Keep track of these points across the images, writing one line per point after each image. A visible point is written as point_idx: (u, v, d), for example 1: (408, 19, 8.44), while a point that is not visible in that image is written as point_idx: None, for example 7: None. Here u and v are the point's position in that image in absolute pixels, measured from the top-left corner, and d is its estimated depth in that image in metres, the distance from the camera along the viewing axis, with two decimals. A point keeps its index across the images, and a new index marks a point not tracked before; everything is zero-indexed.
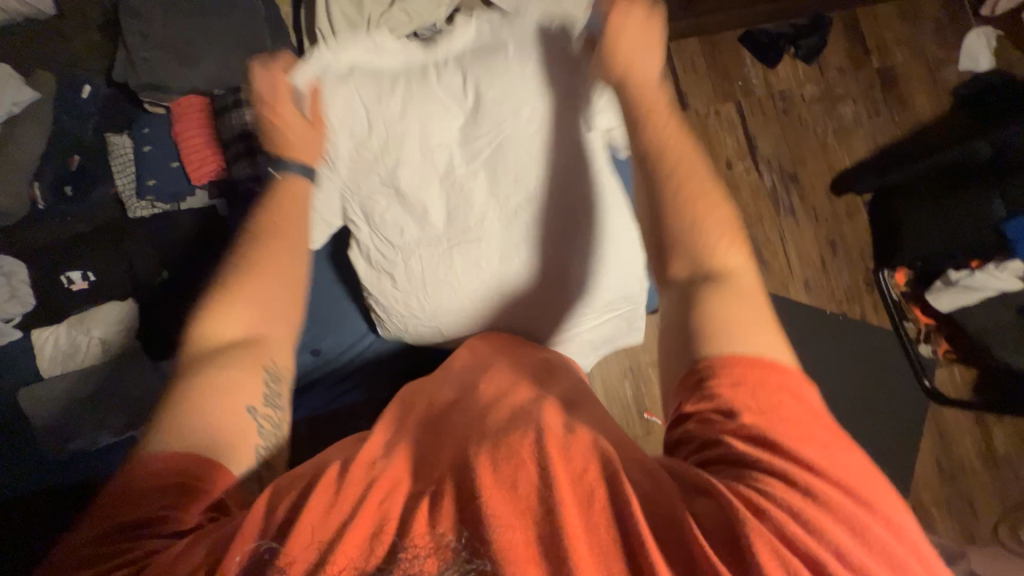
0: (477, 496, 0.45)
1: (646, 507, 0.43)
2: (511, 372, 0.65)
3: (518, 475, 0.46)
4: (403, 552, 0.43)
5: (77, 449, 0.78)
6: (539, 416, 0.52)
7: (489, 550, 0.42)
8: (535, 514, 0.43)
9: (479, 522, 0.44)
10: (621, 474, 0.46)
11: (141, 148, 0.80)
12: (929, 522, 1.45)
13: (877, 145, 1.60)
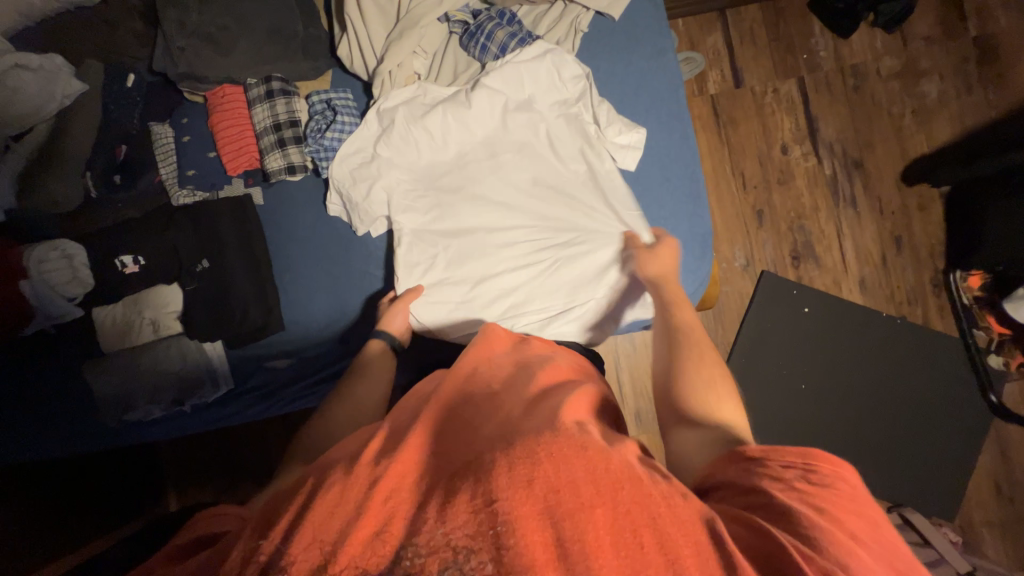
0: (492, 492, 0.41)
1: (673, 523, 0.40)
2: (534, 377, 0.63)
3: (541, 474, 0.42)
4: (405, 549, 0.39)
5: (135, 418, 0.86)
6: (562, 423, 0.51)
7: (490, 549, 0.38)
8: (553, 515, 0.40)
9: (489, 520, 0.40)
10: (645, 484, 0.43)
11: (181, 138, 0.85)
12: (978, 543, 1.36)
13: (965, 128, 1.40)
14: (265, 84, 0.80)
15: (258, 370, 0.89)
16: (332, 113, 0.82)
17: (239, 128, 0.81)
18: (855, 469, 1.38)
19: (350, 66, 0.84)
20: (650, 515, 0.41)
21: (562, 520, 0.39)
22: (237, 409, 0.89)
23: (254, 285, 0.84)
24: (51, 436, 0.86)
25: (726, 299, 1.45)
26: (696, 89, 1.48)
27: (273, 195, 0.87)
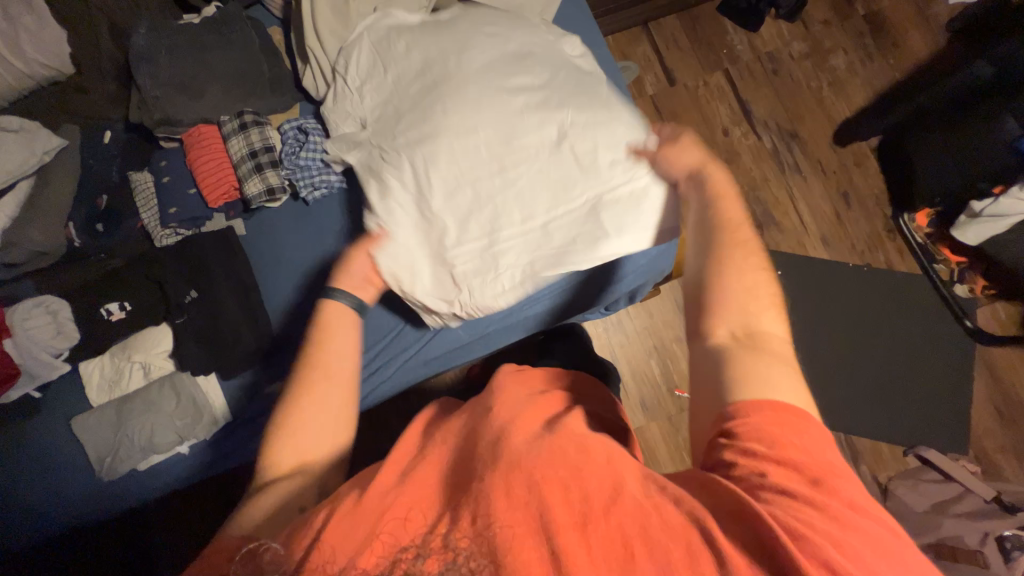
0: (489, 512, 0.45)
1: (661, 527, 0.44)
2: None
3: (539, 498, 0.46)
4: (404, 552, 0.44)
5: (128, 468, 0.83)
6: (568, 437, 0.54)
7: (490, 553, 0.43)
8: (547, 534, 0.43)
9: (489, 534, 0.44)
10: (635, 500, 0.47)
11: (160, 179, 0.87)
12: (997, 471, 1.36)
13: (875, 91, 1.57)
14: (238, 119, 0.85)
15: (256, 400, 0.87)
16: (305, 136, 0.86)
17: (217, 161, 0.84)
18: (859, 419, 1.41)
19: (316, 95, 0.90)
20: (639, 525, 0.44)
21: (556, 536, 0.43)
22: (236, 442, 0.87)
23: (241, 306, 0.86)
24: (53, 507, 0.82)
25: None
26: (636, 92, 1.62)
27: (256, 225, 0.90)
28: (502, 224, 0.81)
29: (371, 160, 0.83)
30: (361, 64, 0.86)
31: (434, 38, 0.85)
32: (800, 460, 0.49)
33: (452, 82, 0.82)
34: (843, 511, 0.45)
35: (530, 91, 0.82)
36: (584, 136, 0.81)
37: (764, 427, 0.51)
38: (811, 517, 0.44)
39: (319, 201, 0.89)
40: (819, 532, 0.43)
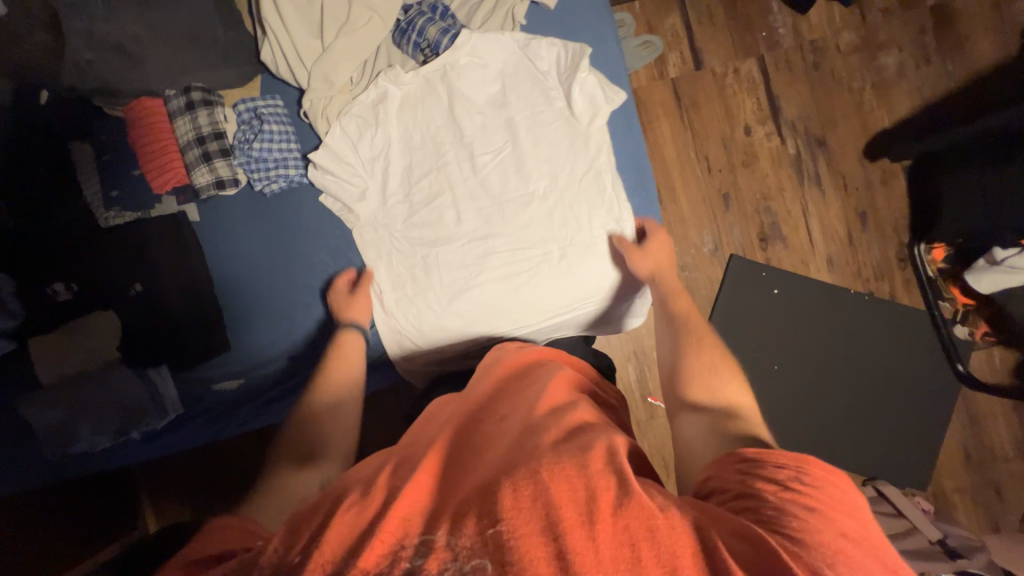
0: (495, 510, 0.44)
1: (667, 534, 0.43)
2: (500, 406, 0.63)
3: (546, 496, 0.45)
4: (402, 550, 0.42)
5: (81, 449, 0.83)
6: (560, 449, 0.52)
7: (494, 554, 0.41)
8: (553, 533, 0.42)
9: (490, 530, 0.43)
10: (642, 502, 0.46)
11: (102, 156, 0.82)
12: (949, 509, 1.39)
13: (922, 101, 1.40)
14: (185, 95, 0.78)
15: (208, 394, 0.86)
16: (258, 122, 0.79)
17: (163, 143, 0.78)
18: (824, 447, 1.41)
19: (275, 71, 0.81)
20: (647, 528, 0.44)
21: (563, 535, 0.42)
22: (192, 430, 0.87)
23: (190, 300, 0.82)
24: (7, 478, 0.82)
25: (697, 285, 1.44)
26: (657, 73, 1.45)
27: (208, 210, 0.84)
28: (509, 307, 0.83)
29: (376, 237, 0.84)
30: (365, 125, 0.83)
31: (444, 113, 0.84)
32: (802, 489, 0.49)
33: (460, 167, 0.83)
34: (838, 541, 0.45)
35: (511, 146, 0.83)
36: (587, 230, 0.83)
37: (780, 457, 0.53)
38: (821, 533, 0.45)
39: (278, 195, 0.83)
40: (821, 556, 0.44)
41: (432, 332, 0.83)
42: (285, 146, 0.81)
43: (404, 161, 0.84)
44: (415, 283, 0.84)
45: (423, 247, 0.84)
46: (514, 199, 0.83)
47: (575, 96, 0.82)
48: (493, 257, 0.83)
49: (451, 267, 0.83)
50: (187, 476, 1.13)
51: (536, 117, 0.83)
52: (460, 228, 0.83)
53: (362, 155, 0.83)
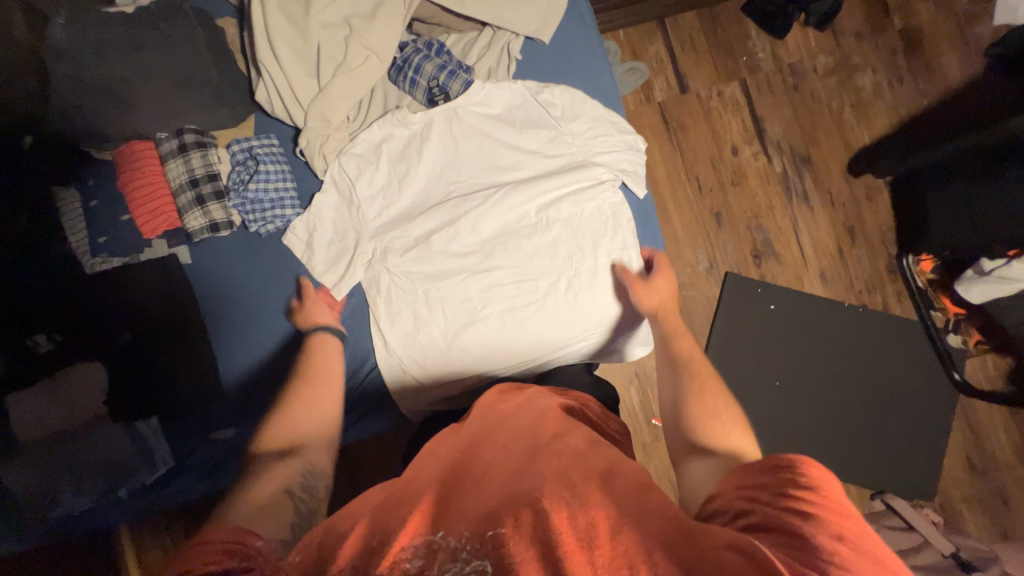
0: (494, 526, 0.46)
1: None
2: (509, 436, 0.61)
3: (545, 523, 0.44)
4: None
5: (62, 514, 0.77)
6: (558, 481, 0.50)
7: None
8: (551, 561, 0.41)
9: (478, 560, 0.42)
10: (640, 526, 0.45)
11: (89, 202, 0.79)
12: (959, 519, 1.38)
13: (899, 118, 1.45)
14: (178, 138, 0.76)
15: (201, 444, 0.81)
16: (255, 162, 0.78)
17: (154, 187, 0.76)
18: (829, 461, 1.40)
19: (271, 111, 0.80)
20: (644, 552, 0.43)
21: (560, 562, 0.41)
22: (185, 484, 0.82)
23: (182, 349, 0.79)
24: None
25: (694, 304, 1.45)
26: (644, 98, 1.48)
27: (201, 253, 0.81)
28: (516, 342, 0.81)
29: (376, 274, 0.82)
30: (365, 163, 0.82)
31: (447, 151, 0.84)
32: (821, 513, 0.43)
33: (462, 200, 0.82)
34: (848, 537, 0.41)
35: (515, 180, 0.83)
36: (593, 260, 0.82)
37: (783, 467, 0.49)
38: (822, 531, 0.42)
39: (274, 235, 0.81)
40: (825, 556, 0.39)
41: (437, 370, 0.81)
42: (282, 186, 0.79)
43: (406, 199, 0.83)
44: (417, 319, 0.81)
45: (424, 283, 0.82)
46: (518, 231, 0.82)
47: (575, 130, 0.85)
48: (499, 290, 0.81)
49: (454, 302, 0.81)
50: (178, 528, 1.07)
51: (539, 151, 0.85)
52: (464, 262, 0.82)
53: (361, 191, 0.82)
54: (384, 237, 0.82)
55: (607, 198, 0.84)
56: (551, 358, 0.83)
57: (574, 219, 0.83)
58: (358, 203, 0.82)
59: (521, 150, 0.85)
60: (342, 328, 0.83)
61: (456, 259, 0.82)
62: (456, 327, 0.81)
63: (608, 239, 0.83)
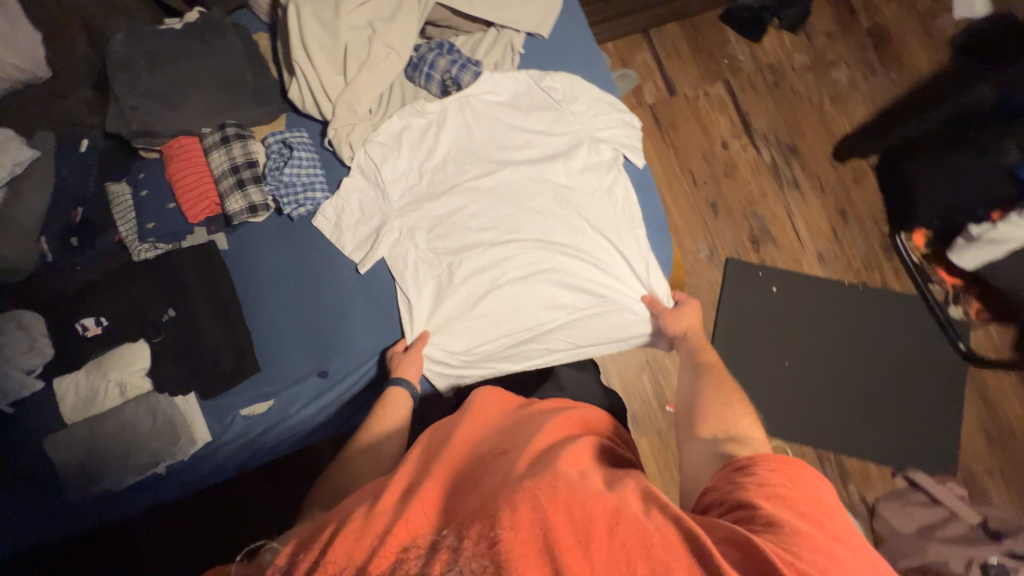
0: (493, 522, 0.48)
1: (665, 554, 0.44)
2: (517, 436, 0.67)
3: (544, 518, 0.47)
4: (406, 552, 0.48)
5: (105, 489, 0.81)
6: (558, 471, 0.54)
7: (494, 556, 0.44)
8: (551, 554, 0.44)
9: (485, 535, 0.47)
10: (637, 518, 0.47)
11: (139, 193, 0.86)
12: (985, 494, 1.36)
13: (877, 107, 1.55)
14: (220, 131, 0.84)
15: (235, 420, 0.84)
16: (288, 151, 0.85)
17: (198, 176, 0.84)
18: (850, 439, 1.39)
19: (302, 107, 0.89)
20: (643, 544, 0.45)
21: (560, 554, 0.43)
22: (217, 462, 0.84)
23: (222, 326, 0.83)
24: (34, 522, 0.80)
25: (698, 290, 1.49)
26: (636, 101, 1.59)
27: (238, 238, 0.88)
28: (537, 310, 0.88)
29: (403, 250, 0.88)
30: (389, 150, 0.90)
31: (463, 136, 0.92)
32: (789, 493, 0.54)
33: (479, 179, 0.90)
34: (828, 543, 0.49)
35: (526, 160, 0.91)
36: (603, 229, 0.90)
37: (773, 467, 0.57)
38: (806, 533, 0.49)
39: (304, 219, 0.88)
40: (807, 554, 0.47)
41: (461, 335, 0.87)
42: (313, 172, 0.87)
43: (427, 181, 0.91)
44: (441, 289, 0.87)
45: (445, 256, 0.88)
46: (532, 204, 0.90)
47: (579, 113, 0.93)
48: (517, 259, 0.88)
49: (475, 271, 0.87)
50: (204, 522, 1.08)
51: (547, 132, 0.92)
52: (484, 235, 0.89)
53: (386, 174, 0.89)
54: (406, 213, 0.89)
55: (614, 179, 0.92)
56: (569, 322, 0.89)
57: (583, 192, 0.91)
58: (384, 186, 0.89)
59: (530, 132, 0.92)
60: (370, 299, 0.87)
61: (476, 232, 0.89)
62: (478, 295, 0.87)
63: (615, 209, 0.91)
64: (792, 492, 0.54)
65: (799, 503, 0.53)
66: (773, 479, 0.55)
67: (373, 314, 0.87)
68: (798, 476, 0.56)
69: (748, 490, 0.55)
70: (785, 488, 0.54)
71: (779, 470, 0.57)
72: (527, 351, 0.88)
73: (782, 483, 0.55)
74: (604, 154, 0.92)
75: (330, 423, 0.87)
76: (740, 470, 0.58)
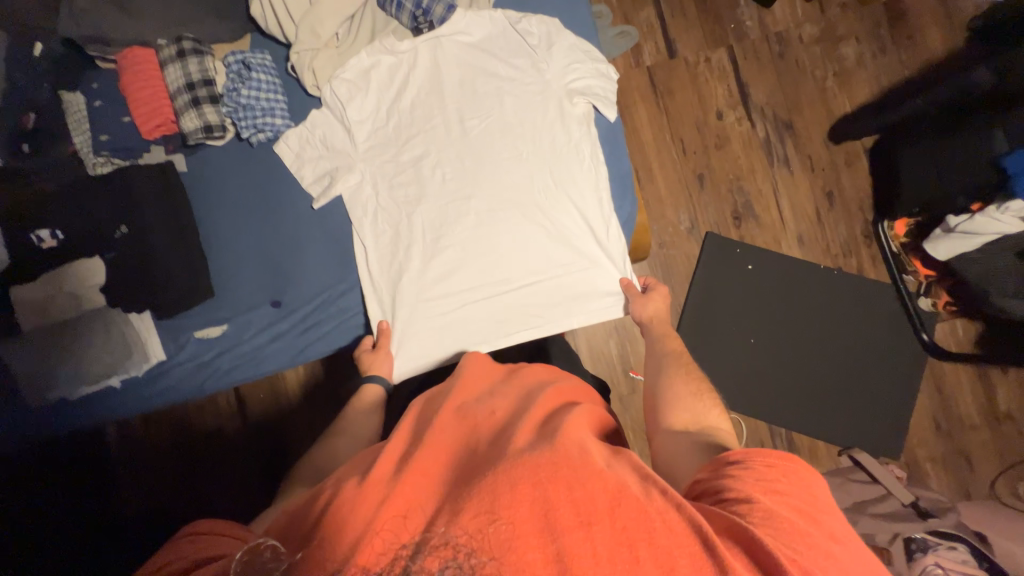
0: (495, 508, 0.46)
1: (665, 535, 0.44)
2: (508, 397, 0.66)
3: (545, 497, 0.47)
4: (405, 549, 0.46)
5: (59, 396, 0.84)
6: (554, 442, 0.53)
7: (490, 550, 0.44)
8: (553, 534, 0.44)
9: (486, 522, 0.45)
10: (639, 500, 0.47)
11: (93, 103, 0.86)
12: (922, 477, 1.42)
13: (880, 87, 1.50)
14: (177, 44, 0.82)
15: (188, 341, 0.87)
16: (248, 72, 0.84)
17: (153, 90, 0.83)
18: (801, 418, 1.44)
19: (265, 27, 0.87)
20: (646, 529, 0.44)
21: (561, 537, 0.44)
22: (174, 380, 0.88)
23: (177, 246, 0.83)
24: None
25: (674, 262, 1.49)
26: (633, 61, 1.53)
27: (195, 160, 0.89)
28: (492, 265, 0.90)
29: (364, 196, 0.89)
30: (355, 89, 0.88)
31: (432, 81, 0.91)
32: (786, 488, 0.50)
33: (448, 129, 0.90)
34: (827, 542, 0.47)
35: (497, 111, 0.90)
36: (568, 188, 0.90)
37: (770, 459, 0.52)
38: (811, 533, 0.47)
39: (264, 145, 0.88)
40: (812, 558, 0.45)
41: (413, 282, 0.89)
42: (273, 97, 0.86)
43: (394, 126, 0.90)
44: (398, 236, 0.89)
45: (405, 201, 0.89)
46: (497, 157, 0.89)
47: (557, 63, 0.90)
48: (475, 213, 0.89)
49: (434, 222, 0.89)
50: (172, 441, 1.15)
51: (521, 84, 0.91)
52: (446, 186, 0.89)
53: (350, 110, 0.87)
54: (367, 153, 0.89)
55: (583, 137, 0.90)
56: (523, 279, 0.90)
57: (551, 148, 0.90)
58: (349, 124, 0.88)
59: (502, 81, 0.91)
60: (327, 234, 0.89)
61: (438, 182, 0.89)
62: (434, 245, 0.89)
63: (583, 168, 0.90)
64: (789, 486, 0.50)
65: (807, 498, 0.50)
66: (771, 471, 0.51)
67: (329, 249, 0.89)
68: (797, 470, 0.52)
69: (743, 483, 0.50)
70: (782, 484, 0.50)
71: (776, 463, 0.52)
72: (478, 304, 0.90)
73: (781, 477, 0.51)
74: (578, 110, 0.90)
75: (283, 351, 0.89)
76: (734, 462, 0.53)
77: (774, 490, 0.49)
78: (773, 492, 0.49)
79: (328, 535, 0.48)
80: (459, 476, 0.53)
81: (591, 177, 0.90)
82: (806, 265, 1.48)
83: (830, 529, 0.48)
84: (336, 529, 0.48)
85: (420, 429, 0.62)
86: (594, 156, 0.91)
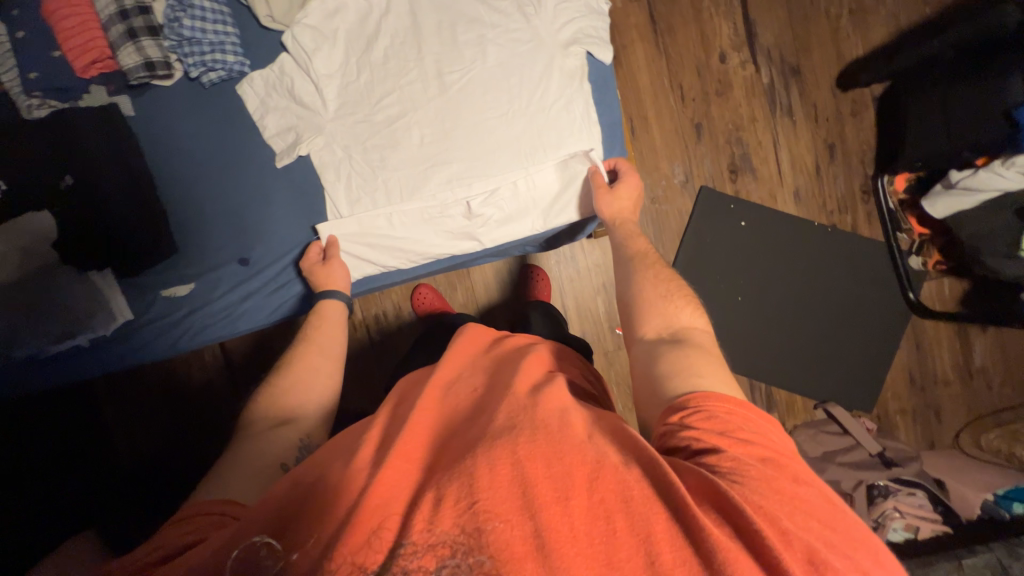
0: (473, 491, 0.43)
1: (644, 503, 0.43)
2: (490, 366, 0.64)
3: (524, 474, 0.44)
4: (403, 547, 0.41)
5: (25, 354, 0.81)
6: (537, 414, 0.51)
7: (489, 547, 0.40)
8: (531, 510, 0.42)
9: (476, 517, 0.42)
10: (616, 468, 0.45)
11: (15, 33, 0.75)
12: (893, 428, 1.48)
13: (897, 29, 1.39)
14: None
15: (156, 300, 0.85)
16: None
17: (82, 18, 0.75)
18: (781, 374, 1.46)
19: None
20: (621, 499, 0.43)
21: (539, 512, 0.42)
22: (146, 338, 0.86)
23: (128, 194, 0.77)
24: None
25: (666, 218, 1.44)
26: None
27: (143, 102, 0.81)
28: (474, 234, 0.86)
29: (336, 158, 0.83)
30: (322, 39, 0.81)
31: (407, 28, 0.82)
32: (753, 439, 0.48)
33: (425, 84, 0.82)
34: (828, 507, 0.45)
35: (480, 58, 0.82)
36: (556, 146, 0.83)
37: (730, 409, 0.50)
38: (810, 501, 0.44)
39: (219, 86, 0.82)
40: (813, 530, 0.42)
41: (392, 249, 0.87)
42: (221, 29, 0.78)
43: (364, 77, 0.82)
44: (372, 201, 0.84)
45: (378, 160, 0.83)
46: (478, 113, 0.82)
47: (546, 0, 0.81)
48: (454, 178, 0.83)
49: (409, 188, 0.84)
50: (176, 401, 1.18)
51: (506, 24, 0.82)
52: (422, 148, 0.83)
53: (313, 51, 0.80)
54: (333, 103, 0.83)
55: (574, 91, 0.83)
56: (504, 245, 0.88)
57: (537, 98, 0.82)
58: (314, 69, 0.80)
59: (484, 22, 0.82)
60: (293, 188, 0.84)
61: (414, 142, 0.83)
62: (410, 212, 0.85)
63: (575, 125, 0.83)
64: (753, 435, 0.48)
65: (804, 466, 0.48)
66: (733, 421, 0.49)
67: (298, 207, 0.84)
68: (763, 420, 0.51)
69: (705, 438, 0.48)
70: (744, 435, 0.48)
71: (734, 412, 0.50)
72: None
73: (742, 427, 0.49)
74: (568, 55, 0.82)
75: (257, 310, 0.87)
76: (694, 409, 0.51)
77: (738, 440, 0.47)
78: (739, 443, 0.47)
79: (299, 497, 0.49)
80: (430, 451, 0.52)
81: (583, 133, 0.83)
82: (800, 222, 1.44)
83: (828, 493, 0.47)
84: (306, 494, 0.49)
85: (391, 405, 0.61)
86: (586, 104, 0.83)
